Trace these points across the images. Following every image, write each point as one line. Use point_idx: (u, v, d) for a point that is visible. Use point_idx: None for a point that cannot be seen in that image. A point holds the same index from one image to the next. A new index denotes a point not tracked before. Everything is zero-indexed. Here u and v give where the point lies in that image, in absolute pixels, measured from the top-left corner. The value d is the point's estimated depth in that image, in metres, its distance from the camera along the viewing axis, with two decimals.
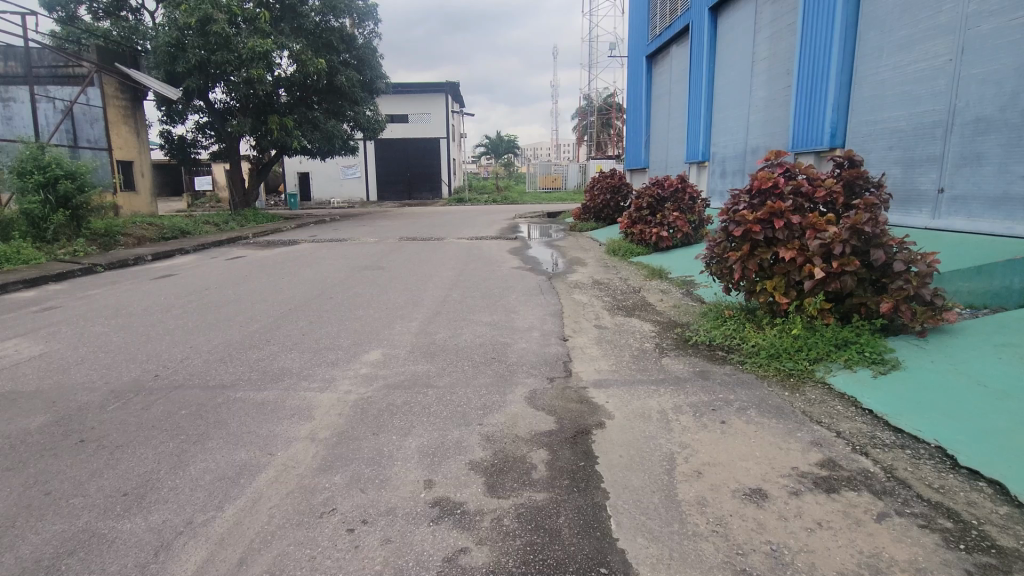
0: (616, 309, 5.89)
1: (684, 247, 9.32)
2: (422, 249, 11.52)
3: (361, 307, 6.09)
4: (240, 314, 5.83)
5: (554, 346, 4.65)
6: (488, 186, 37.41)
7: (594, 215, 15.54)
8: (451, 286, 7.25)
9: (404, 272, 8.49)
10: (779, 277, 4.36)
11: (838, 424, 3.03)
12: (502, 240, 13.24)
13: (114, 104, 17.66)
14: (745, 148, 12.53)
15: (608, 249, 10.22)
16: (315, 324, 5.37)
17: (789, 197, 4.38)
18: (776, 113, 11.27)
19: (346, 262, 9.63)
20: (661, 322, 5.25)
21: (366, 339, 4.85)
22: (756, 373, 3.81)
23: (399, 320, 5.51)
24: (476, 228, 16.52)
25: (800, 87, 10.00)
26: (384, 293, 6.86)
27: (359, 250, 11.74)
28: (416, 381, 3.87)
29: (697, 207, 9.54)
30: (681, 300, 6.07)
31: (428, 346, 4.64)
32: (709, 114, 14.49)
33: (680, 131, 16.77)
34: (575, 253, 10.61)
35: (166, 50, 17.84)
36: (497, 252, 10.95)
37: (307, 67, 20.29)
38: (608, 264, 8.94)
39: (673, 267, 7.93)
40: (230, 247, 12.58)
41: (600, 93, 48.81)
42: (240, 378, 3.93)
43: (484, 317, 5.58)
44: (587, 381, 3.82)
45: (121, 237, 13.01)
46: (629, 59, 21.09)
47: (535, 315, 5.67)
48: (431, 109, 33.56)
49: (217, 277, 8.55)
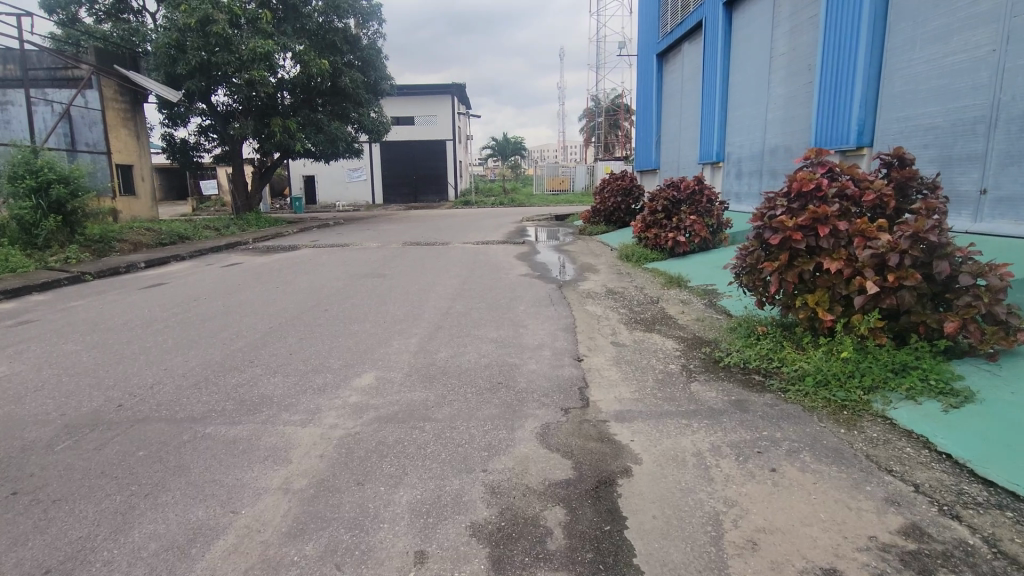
0: (634, 323, 5.39)
1: (702, 252, 8.80)
2: (426, 255, 11.07)
3: (357, 321, 5.63)
4: (225, 330, 5.37)
5: (568, 367, 4.16)
6: (495, 189, 36.96)
7: (604, 218, 15.04)
8: (455, 296, 6.80)
9: (406, 280, 8.04)
10: (823, 290, 3.86)
11: (913, 473, 2.52)
12: (509, 245, 12.76)
13: (112, 106, 17.34)
14: (764, 148, 12.01)
15: (621, 255, 9.75)
16: (305, 342, 4.90)
17: (834, 201, 3.88)
18: (797, 111, 10.75)
19: (346, 269, 9.19)
20: (685, 340, 4.75)
21: (359, 360, 4.39)
22: (802, 405, 3.31)
23: (398, 337, 5.05)
24: (482, 232, 16.07)
25: (824, 83, 9.49)
26: (383, 305, 6.40)
27: (361, 255, 11.30)
28: (412, 413, 3.39)
29: (715, 211, 8.99)
30: (705, 312, 5.56)
31: (427, 368, 4.17)
32: (723, 113, 13.98)
33: (692, 131, 16.27)
34: (586, 259, 10.12)
35: (166, 52, 17.48)
36: (504, 258, 10.48)
37: (310, 68, 19.91)
38: (622, 271, 8.44)
39: (692, 275, 7.42)
40: (228, 253, 12.17)
41: (608, 94, 48.33)
42: (213, 410, 3.46)
43: (490, 333, 5.11)
44: (608, 413, 3.33)
45: (117, 244, 12.65)
46: (639, 58, 20.59)
47: (545, 330, 5.18)
48: (437, 111, 33.17)
49: (209, 286, 8.12)
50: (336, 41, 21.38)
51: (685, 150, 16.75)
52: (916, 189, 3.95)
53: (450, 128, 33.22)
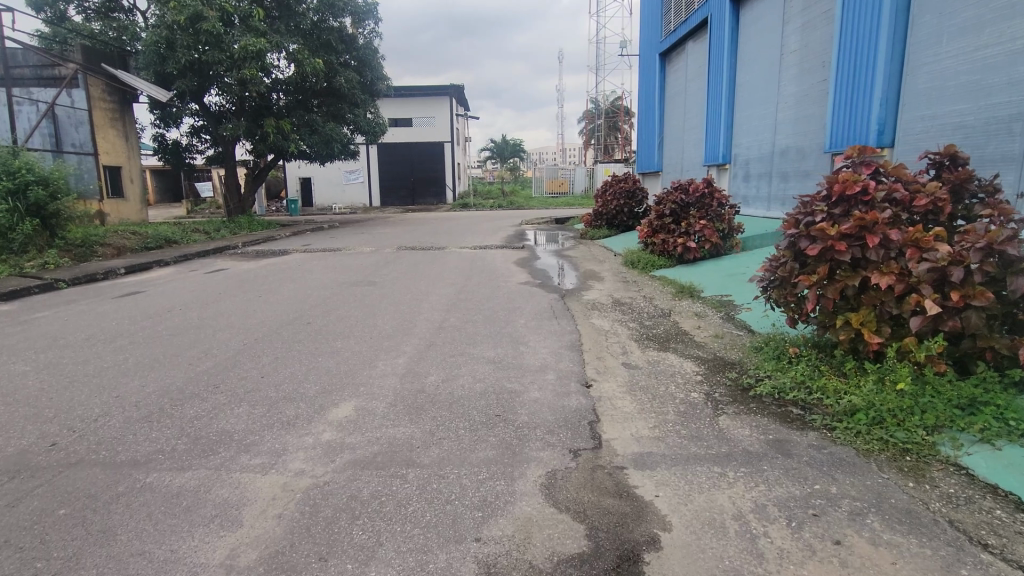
0: (646, 340, 4.87)
1: (713, 259, 8.30)
2: (421, 261, 10.55)
3: (342, 337, 5.12)
4: (193, 348, 4.84)
5: (575, 396, 3.65)
6: (493, 191, 36.49)
7: (605, 222, 14.52)
8: (450, 308, 6.29)
9: (399, 289, 7.53)
10: (868, 309, 3.37)
11: (1016, 548, 2.02)
12: (508, 250, 12.25)
13: (100, 105, 16.81)
14: (773, 149, 11.52)
15: (626, 261, 9.23)
16: (281, 363, 4.39)
17: (883, 206, 3.38)
18: (810, 111, 10.27)
19: (335, 277, 8.67)
20: (705, 362, 4.23)
21: (339, 386, 3.88)
22: (856, 448, 2.80)
23: (384, 356, 4.53)
24: (480, 236, 15.56)
25: (841, 80, 9.01)
26: (372, 317, 5.88)
27: (352, 261, 10.77)
28: (394, 455, 2.88)
29: (726, 215, 8.48)
30: (724, 328, 5.05)
31: (414, 396, 3.66)
32: (730, 114, 13.50)
33: (696, 132, 15.77)
34: (589, 265, 9.62)
35: (155, 50, 16.93)
36: (502, 264, 9.97)
37: (304, 67, 19.43)
38: (628, 279, 7.94)
39: (705, 285, 6.91)
40: (214, 258, 11.62)
41: (608, 96, 47.95)
42: (160, 452, 2.95)
43: (487, 352, 4.59)
44: (624, 457, 2.82)
45: (99, 248, 12.11)
46: (640, 58, 20.11)
47: (547, 349, 4.67)
48: (435, 112, 32.68)
49: (188, 295, 7.60)
50: (331, 40, 20.94)
51: (689, 152, 16.26)
52: (974, 192, 3.46)
53: (448, 130, 32.74)
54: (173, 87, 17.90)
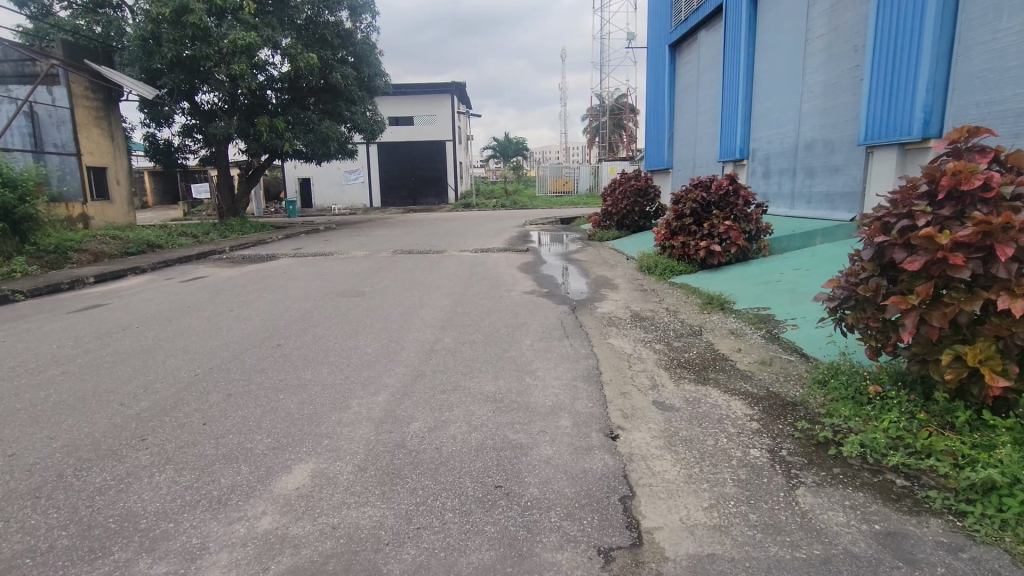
0: (678, 368, 4.03)
1: (740, 264, 7.46)
2: (417, 267, 9.72)
3: (314, 364, 4.30)
4: (132, 381, 4.03)
5: (598, 454, 2.82)
6: (496, 190, 35.65)
7: (615, 222, 13.66)
8: (444, 325, 5.48)
9: (390, 301, 6.73)
10: (989, 343, 2.54)
11: None
12: (512, 252, 11.43)
13: (84, 104, 16.06)
14: (798, 143, 10.67)
15: (642, 266, 8.38)
16: (234, 403, 3.57)
17: (1011, 205, 2.55)
18: (840, 100, 9.41)
19: (320, 286, 7.86)
20: (757, 400, 3.39)
21: (299, 438, 3.06)
22: (1008, 551, 1.95)
23: (360, 393, 3.71)
24: (482, 238, 14.74)
25: (878, 66, 8.17)
26: (354, 338, 5.07)
27: (344, 267, 9.97)
28: (355, 561, 2.06)
29: (754, 214, 7.62)
30: (772, 353, 4.21)
31: (391, 455, 2.84)
32: (748, 105, 12.64)
33: (710, 126, 14.90)
34: (599, 271, 8.80)
35: (140, 45, 16.16)
36: (506, 269, 9.15)
37: (298, 62, 18.65)
38: (645, 287, 7.11)
39: (738, 296, 6.07)
40: (196, 264, 10.83)
41: (613, 93, 47.07)
42: (32, 554, 2.13)
43: (487, 387, 3.77)
44: (676, 565, 1.99)
45: (74, 254, 11.29)
46: (649, 50, 19.24)
47: (559, 382, 3.84)
48: (436, 110, 31.83)
49: (154, 308, 6.80)
50: (327, 35, 20.18)
51: (702, 147, 15.43)
52: None
53: (450, 128, 31.92)
54: (161, 84, 17.13)
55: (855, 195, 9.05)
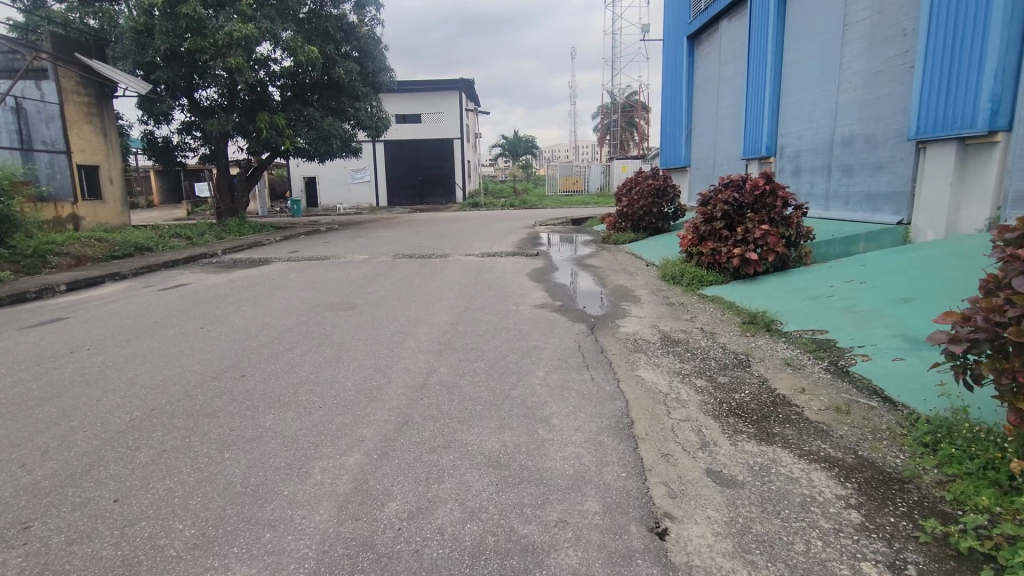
0: (730, 418, 3.17)
1: (779, 275, 6.60)
2: (419, 273, 8.93)
3: (278, 406, 3.51)
4: (49, 430, 3.25)
5: (642, 566, 2.00)
6: (504, 190, 34.79)
7: (631, 223, 12.79)
8: (441, 350, 4.68)
9: (383, 317, 5.93)
10: None
11: None
12: (521, 257, 10.60)
13: (75, 99, 15.34)
14: (834, 138, 9.77)
15: (665, 275, 7.52)
16: (164, 467, 2.79)
17: None
18: (884, 91, 8.54)
19: (308, 296, 7.07)
20: (846, 473, 2.54)
21: (232, 530, 2.27)
22: None
23: (327, 451, 2.91)
24: (489, 240, 13.95)
25: (933, 50, 7.30)
26: (333, 368, 4.27)
27: (339, 273, 9.19)
28: None
29: (794, 217, 6.74)
30: (847, 398, 3.35)
31: (351, 567, 2.03)
32: (776, 98, 11.78)
33: (732, 121, 14.02)
34: (618, 280, 7.96)
35: (133, 38, 15.44)
36: (514, 277, 8.33)
37: (298, 56, 17.91)
38: (673, 301, 6.28)
39: (784, 314, 5.22)
40: (182, 270, 10.09)
41: (625, 90, 46.07)
42: None
43: (488, 442, 2.96)
44: None
45: (54, 258, 10.54)
46: (664, 42, 18.36)
47: (581, 435, 3.03)
48: (444, 107, 31.03)
49: (119, 322, 6.05)
50: (329, 29, 19.49)
51: (723, 145, 14.58)
52: None
53: (458, 126, 31.11)
54: (155, 79, 16.44)
55: (902, 196, 8.17)
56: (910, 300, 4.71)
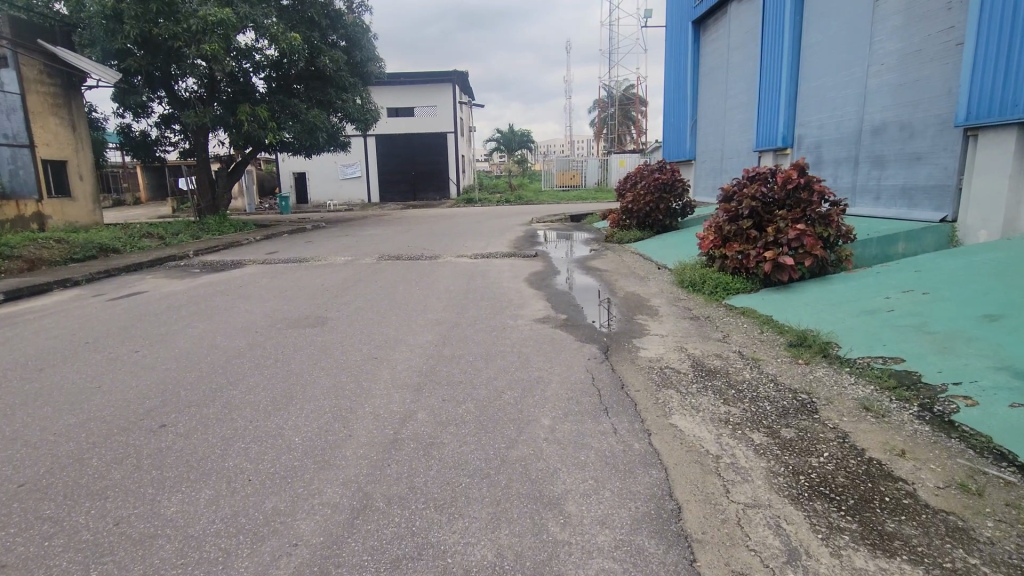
0: (820, 503, 2.27)
1: (820, 282, 5.71)
2: (404, 279, 8.00)
3: (193, 479, 2.59)
4: None
5: None
6: (500, 185, 33.80)
7: (636, 221, 11.85)
8: (422, 384, 3.76)
9: (357, 335, 5.01)
10: None
11: None
12: (519, 258, 9.67)
13: (38, 89, 14.18)
14: (863, 127, 8.89)
15: (683, 281, 6.60)
16: None
17: None
18: (924, 73, 7.65)
19: (274, 308, 6.13)
20: None
21: None
22: None
23: (242, 568, 1.99)
24: (484, 239, 13.00)
25: (989, 23, 6.42)
26: (281, 412, 3.34)
27: (316, 278, 8.26)
28: None
29: (833, 215, 5.82)
30: (970, 468, 2.45)
31: None
32: (794, 85, 10.92)
33: (743, 110, 13.12)
34: (628, 286, 7.05)
35: (100, 23, 14.34)
36: (511, 282, 7.42)
37: (280, 43, 16.92)
38: (698, 315, 5.37)
39: (838, 332, 4.33)
40: (143, 275, 9.09)
41: (622, 83, 45.02)
42: None
43: (478, 551, 2.05)
44: None
45: (3, 262, 9.53)
46: (667, 29, 17.42)
47: (609, 536, 2.12)
48: (437, 100, 29.97)
49: (44, 343, 5.08)
50: (313, 15, 18.50)
51: (732, 136, 13.69)
52: None
53: (452, 120, 30.07)
54: (126, 68, 15.34)
55: (946, 190, 7.29)
56: (998, 318, 3.83)
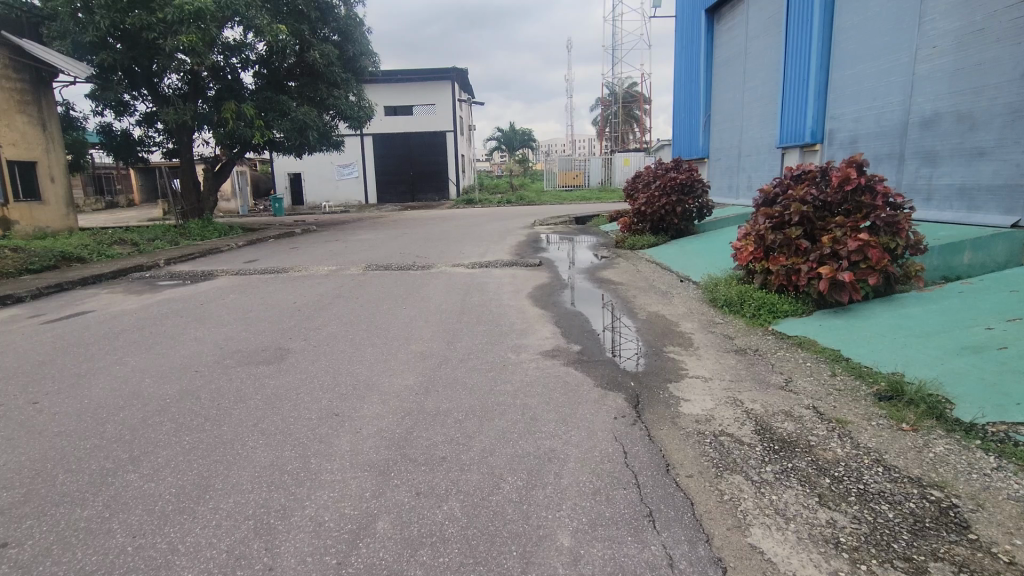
0: None
1: (888, 304, 4.68)
2: (390, 294, 6.98)
3: None
4: None
5: None
6: (500, 186, 32.75)
7: (649, 224, 10.80)
8: (392, 462, 2.75)
9: (319, 377, 3.99)
10: None
11: None
12: (521, 268, 8.65)
13: (3, 85, 13.18)
14: (912, 119, 7.88)
15: (717, 301, 5.58)
16: None
17: None
18: (989, 56, 6.66)
19: (229, 337, 5.12)
20: None
21: None
22: None
23: None
24: (483, 243, 11.97)
25: None
26: (182, 520, 2.32)
27: (292, 293, 7.26)
28: None
29: (902, 221, 4.80)
30: None
31: None
32: (824, 74, 9.91)
33: (764, 103, 12.09)
34: (650, 304, 6.02)
35: (68, 14, 13.34)
36: (513, 299, 6.40)
37: (266, 36, 15.93)
38: (744, 347, 4.35)
39: (939, 375, 3.29)
40: (99, 290, 8.07)
41: (625, 81, 43.97)
42: None
43: None
44: None
45: None
46: (677, 20, 16.41)
47: None
48: (436, 99, 28.96)
49: None
50: (304, 8, 17.53)
51: (751, 132, 12.68)
52: None
53: (451, 118, 29.06)
54: (98, 62, 14.31)
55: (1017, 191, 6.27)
56: None
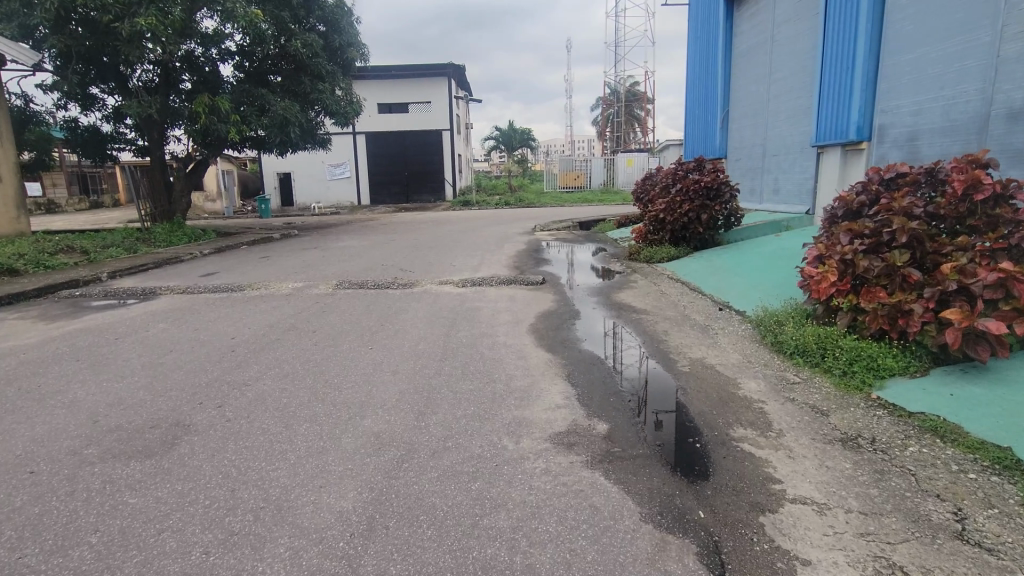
0: None
1: None
2: (357, 325, 5.57)
3: None
4: None
5: None
6: (499, 187, 31.25)
7: (668, 233, 9.36)
8: None
9: (209, 492, 2.58)
10: None
11: None
12: (520, 288, 7.23)
13: None
14: (995, 111, 6.49)
15: (788, 348, 4.14)
16: None
17: None
18: None
19: (118, 400, 3.71)
20: None
21: None
22: None
23: None
24: (477, 253, 10.53)
25: None
26: None
27: (237, 321, 5.83)
28: None
29: None
30: None
31: None
32: (872, 60, 8.50)
33: (795, 95, 10.67)
34: (690, 346, 4.61)
35: None
36: (510, 337, 4.99)
37: (240, 22, 14.47)
38: (852, 436, 2.94)
39: None
40: (6, 314, 6.64)
41: (627, 80, 42.46)
42: None
43: None
44: None
45: None
46: (692, 7, 14.97)
47: None
48: (431, 95, 27.49)
49: None
50: None
51: (778, 129, 11.27)
52: None
53: (447, 116, 27.59)
54: (50, 48, 12.85)
55: None
56: None
